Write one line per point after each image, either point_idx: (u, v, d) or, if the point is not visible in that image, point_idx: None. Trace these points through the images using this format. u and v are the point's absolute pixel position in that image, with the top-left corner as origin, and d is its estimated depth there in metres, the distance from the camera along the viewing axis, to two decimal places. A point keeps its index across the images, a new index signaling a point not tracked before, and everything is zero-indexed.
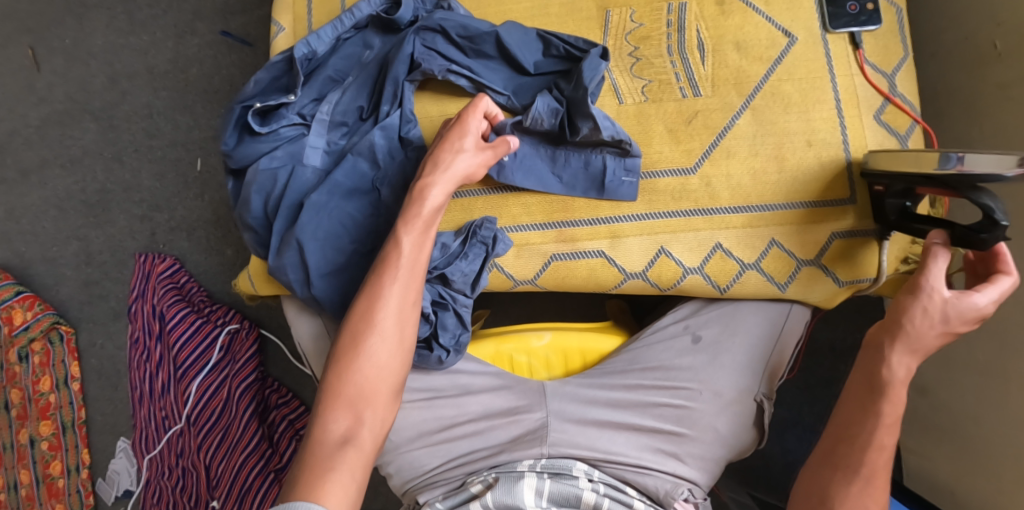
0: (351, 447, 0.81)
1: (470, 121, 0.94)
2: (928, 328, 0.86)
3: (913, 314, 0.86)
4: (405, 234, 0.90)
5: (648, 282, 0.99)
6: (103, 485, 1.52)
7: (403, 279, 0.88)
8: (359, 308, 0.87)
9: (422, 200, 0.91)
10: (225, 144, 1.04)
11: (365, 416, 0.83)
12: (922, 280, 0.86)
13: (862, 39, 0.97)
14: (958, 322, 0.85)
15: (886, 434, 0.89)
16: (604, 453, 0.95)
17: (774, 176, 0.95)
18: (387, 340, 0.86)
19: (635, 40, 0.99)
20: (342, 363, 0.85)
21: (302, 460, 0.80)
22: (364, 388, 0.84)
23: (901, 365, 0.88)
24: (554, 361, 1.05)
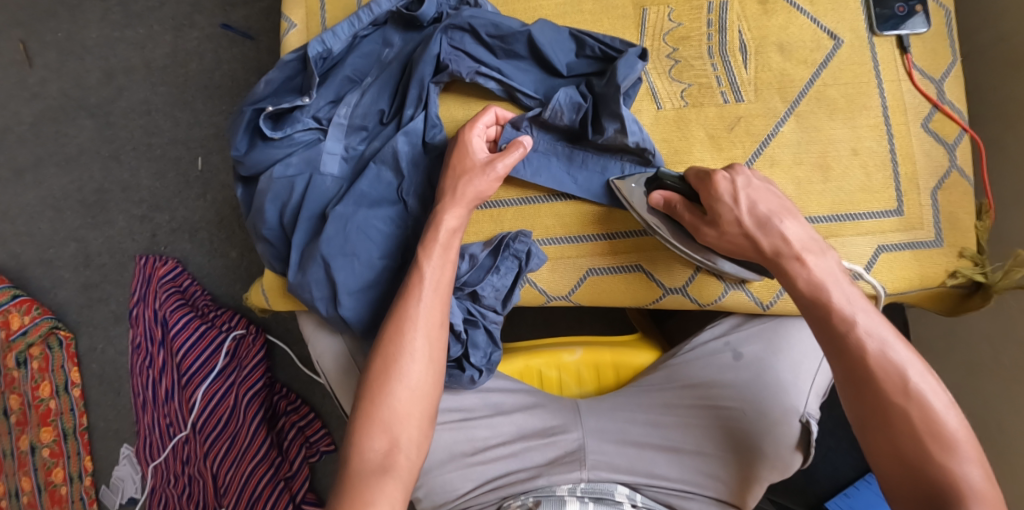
0: (389, 477, 0.77)
1: (467, 137, 0.90)
2: (767, 229, 0.83)
3: (746, 242, 0.84)
4: (426, 259, 0.85)
5: (687, 298, 0.94)
6: (106, 493, 1.46)
7: (430, 297, 0.84)
8: (388, 332, 0.83)
9: (437, 223, 0.87)
10: (236, 149, 0.98)
11: (401, 439, 0.79)
12: (721, 241, 0.86)
13: (909, 42, 0.94)
14: (724, 181, 0.84)
15: (852, 309, 0.78)
16: (645, 476, 0.90)
17: (818, 186, 0.93)
18: (421, 363, 0.82)
19: (674, 41, 0.96)
20: (373, 388, 0.81)
21: (342, 486, 0.77)
22: (399, 412, 0.80)
23: (858, 312, 0.78)
24: (585, 375, 1.02)
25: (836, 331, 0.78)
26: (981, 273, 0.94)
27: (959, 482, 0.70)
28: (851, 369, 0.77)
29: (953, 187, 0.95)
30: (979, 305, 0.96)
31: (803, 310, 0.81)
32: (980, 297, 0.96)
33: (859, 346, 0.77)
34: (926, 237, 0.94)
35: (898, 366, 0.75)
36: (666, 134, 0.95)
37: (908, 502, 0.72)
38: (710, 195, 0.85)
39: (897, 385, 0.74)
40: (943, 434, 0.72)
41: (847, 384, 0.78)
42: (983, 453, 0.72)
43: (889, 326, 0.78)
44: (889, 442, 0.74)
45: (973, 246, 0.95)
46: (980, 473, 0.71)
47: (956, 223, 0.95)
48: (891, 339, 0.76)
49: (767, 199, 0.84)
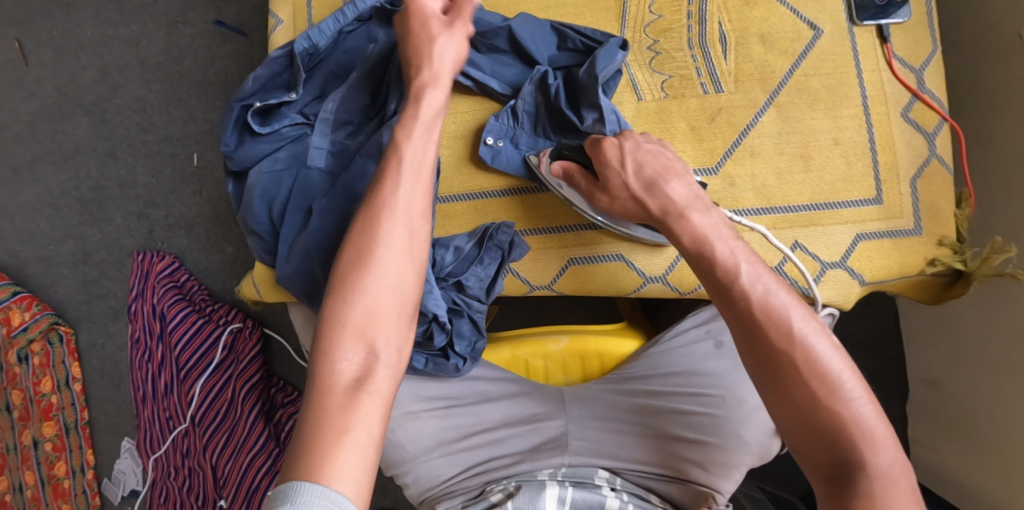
0: (366, 386, 0.72)
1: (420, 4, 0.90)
2: (653, 190, 0.81)
3: (634, 205, 0.83)
4: (406, 134, 0.84)
5: (668, 286, 0.96)
6: (109, 485, 1.49)
7: (412, 181, 0.81)
8: (363, 224, 0.79)
9: (419, 100, 0.86)
10: (224, 145, 0.98)
11: (378, 344, 0.75)
12: (614, 200, 0.85)
13: (890, 32, 0.95)
14: (613, 147, 0.84)
15: (735, 262, 0.75)
16: (624, 460, 0.93)
17: (799, 176, 0.95)
18: (399, 258, 0.78)
19: (655, 33, 0.97)
20: (343, 282, 0.76)
21: (314, 406, 0.70)
22: (377, 312, 0.76)
23: (742, 261, 0.75)
24: (570, 365, 1.03)
25: (720, 284, 0.75)
26: (960, 261, 0.95)
27: (852, 424, 0.68)
28: (740, 320, 0.73)
29: (933, 175, 0.96)
30: (960, 292, 0.98)
31: (692, 267, 0.78)
32: (960, 285, 0.98)
33: (743, 297, 0.73)
34: (906, 225, 0.95)
35: (785, 317, 0.71)
36: (647, 125, 0.96)
37: (808, 453, 0.70)
38: (602, 157, 0.84)
39: (785, 335, 0.71)
40: (832, 378, 0.70)
41: (743, 340, 0.74)
42: (872, 389, 0.70)
43: (773, 274, 0.75)
44: (785, 397, 0.71)
45: (952, 235, 0.96)
46: (871, 411, 0.69)
47: (936, 212, 0.96)
48: (774, 286, 0.73)
49: (653, 160, 0.83)
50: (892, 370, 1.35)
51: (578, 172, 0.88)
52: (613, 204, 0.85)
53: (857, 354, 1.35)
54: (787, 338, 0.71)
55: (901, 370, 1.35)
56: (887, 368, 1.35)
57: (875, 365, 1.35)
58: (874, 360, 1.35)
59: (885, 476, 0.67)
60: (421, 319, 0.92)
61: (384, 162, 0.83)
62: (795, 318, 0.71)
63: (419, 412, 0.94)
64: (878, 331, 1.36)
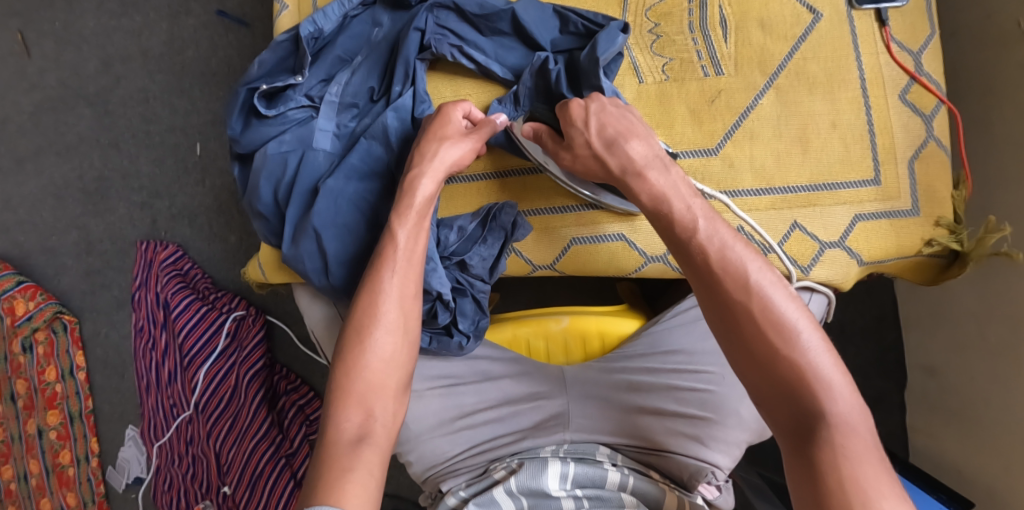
0: (366, 443, 0.77)
1: (450, 110, 0.92)
2: (614, 151, 0.84)
3: (595, 163, 0.86)
4: (401, 226, 0.87)
5: (668, 266, 0.98)
6: (113, 473, 1.50)
7: (405, 269, 0.86)
8: (361, 304, 0.84)
9: (413, 191, 0.88)
10: (231, 129, 1.01)
11: (377, 409, 0.81)
12: (571, 157, 0.88)
13: (888, 16, 0.97)
14: (579, 108, 0.87)
15: (694, 219, 0.77)
16: (625, 437, 0.95)
17: (798, 158, 0.96)
18: (395, 333, 0.84)
19: (655, 17, 0.99)
20: (348, 358, 0.82)
21: (319, 459, 0.76)
22: (375, 383, 0.82)
23: (699, 217, 0.77)
24: (571, 345, 1.05)
25: (679, 240, 0.77)
26: (957, 241, 0.97)
27: (809, 372, 0.69)
28: (700, 275, 0.75)
29: (930, 157, 0.97)
30: (957, 273, 0.99)
31: (653, 225, 0.81)
32: (957, 266, 0.99)
33: (701, 252, 0.75)
34: (903, 206, 0.97)
35: (742, 268, 0.73)
36: (648, 108, 0.98)
37: (771, 406, 0.70)
38: (565, 118, 0.87)
39: (742, 285, 0.72)
40: (789, 327, 0.70)
41: (702, 294, 0.75)
42: (829, 339, 0.71)
43: (730, 229, 0.76)
44: (744, 347, 0.72)
45: (949, 216, 0.98)
46: (829, 360, 0.69)
47: (934, 194, 0.97)
48: (731, 240, 0.75)
49: (616, 122, 0.86)
50: (891, 358, 1.36)
51: (540, 134, 0.91)
52: (567, 162, 0.88)
53: (857, 341, 1.37)
54: (745, 289, 0.72)
55: (899, 358, 1.36)
56: (886, 356, 1.36)
57: (874, 353, 1.36)
58: (873, 347, 1.36)
59: (843, 422, 0.67)
60: (425, 297, 0.95)
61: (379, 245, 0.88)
62: (753, 269, 0.73)
63: (423, 390, 0.97)
64: (876, 319, 1.37)
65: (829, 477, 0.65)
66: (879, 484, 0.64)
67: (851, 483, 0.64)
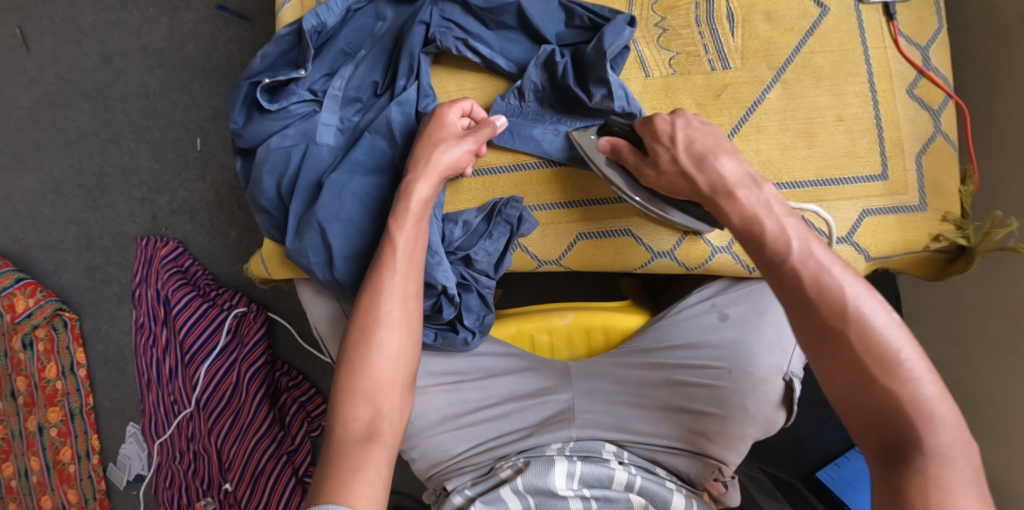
0: (374, 442, 0.79)
1: (445, 112, 0.92)
2: (702, 169, 0.83)
3: (682, 181, 0.85)
4: (399, 230, 0.87)
5: (675, 261, 0.97)
6: (115, 470, 1.50)
7: (405, 269, 0.87)
8: (363, 304, 0.86)
9: (407, 195, 0.89)
10: (234, 122, 1.00)
11: (384, 407, 0.82)
12: (656, 175, 0.87)
13: (895, 9, 0.96)
14: (665, 122, 0.86)
15: (791, 240, 0.75)
16: (632, 434, 0.96)
17: (803, 152, 0.95)
18: (398, 331, 0.85)
19: (662, 10, 0.98)
20: (354, 357, 0.83)
21: (328, 457, 0.78)
22: (381, 382, 0.83)
23: (794, 238, 0.75)
24: (575, 340, 1.04)
25: (771, 261, 0.76)
26: (963, 237, 0.96)
27: (908, 402, 0.68)
28: (793, 298, 0.74)
29: (938, 151, 0.97)
30: (962, 268, 0.99)
31: (743, 243, 0.79)
32: (963, 261, 0.99)
33: (794, 274, 0.74)
34: (910, 201, 0.96)
35: (841, 292, 0.71)
36: (654, 102, 0.97)
37: (864, 432, 0.70)
38: (648, 135, 0.86)
39: (842, 312, 0.71)
40: (891, 357, 0.69)
41: (797, 318, 0.74)
42: (933, 368, 0.70)
43: (828, 250, 0.74)
44: (840, 375, 0.71)
45: (956, 211, 0.97)
46: (933, 391, 0.68)
47: (940, 188, 0.97)
48: (828, 262, 0.73)
49: (705, 137, 0.84)
50: None
51: (620, 152, 0.89)
52: (652, 180, 0.87)
53: None
54: (846, 316, 0.71)
55: None
56: None
57: None
58: None
59: (944, 456, 0.67)
60: (430, 292, 0.94)
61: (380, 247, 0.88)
62: (858, 295, 0.71)
63: (427, 386, 0.96)
64: None
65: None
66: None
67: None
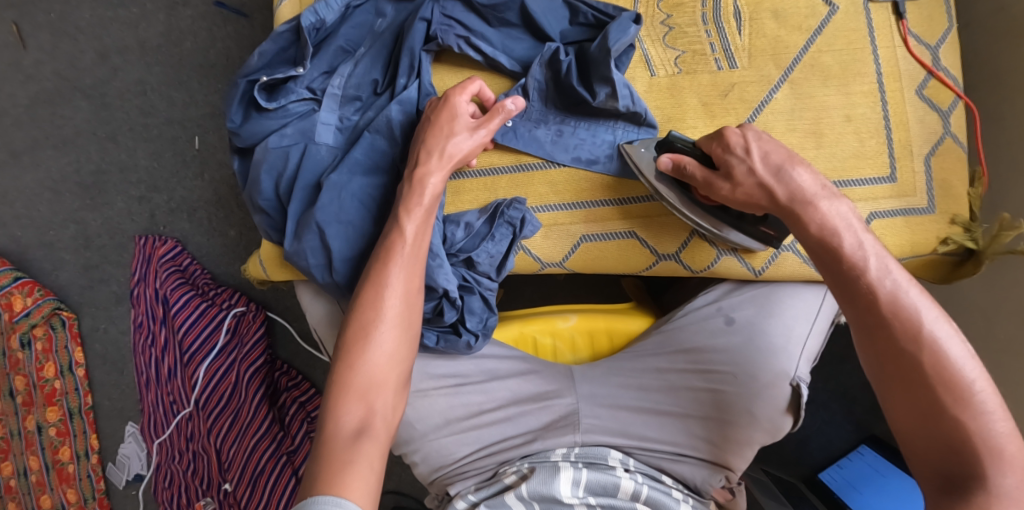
0: (366, 438, 0.78)
1: (457, 101, 0.89)
2: (780, 181, 0.81)
3: (759, 193, 0.82)
4: (408, 221, 0.86)
5: (680, 264, 0.96)
6: (113, 470, 1.48)
7: (409, 266, 0.85)
8: (365, 299, 0.84)
9: (421, 186, 0.87)
10: (231, 121, 0.98)
11: (378, 405, 0.81)
12: (728, 191, 0.84)
13: (905, 8, 0.94)
14: (736, 135, 0.84)
15: (868, 258, 0.76)
16: (638, 440, 0.94)
17: (811, 153, 0.93)
18: (396, 328, 0.84)
19: (668, 8, 0.96)
20: (352, 352, 0.82)
21: (318, 452, 0.76)
22: (377, 379, 0.82)
23: (870, 256, 0.76)
24: (579, 342, 1.03)
25: (845, 276, 0.77)
26: (971, 240, 0.94)
27: (977, 436, 0.70)
28: (867, 316, 0.75)
29: (947, 153, 0.95)
30: (970, 272, 0.95)
31: (814, 256, 0.79)
32: (971, 265, 0.96)
33: (870, 293, 0.75)
34: (919, 203, 0.95)
35: (919, 315, 0.73)
36: (660, 101, 0.95)
37: (924, 457, 0.72)
38: (723, 151, 0.84)
39: (918, 336, 0.73)
40: (964, 388, 0.71)
41: (868, 334, 0.75)
42: (1005, 406, 0.71)
43: (905, 272, 0.75)
44: (911, 397, 0.73)
45: (964, 214, 0.95)
46: (1003, 429, 0.70)
47: (949, 190, 0.95)
48: (906, 284, 0.74)
49: (777, 149, 0.82)
50: None
51: (690, 172, 0.87)
52: (723, 196, 0.85)
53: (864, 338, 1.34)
54: (920, 340, 0.72)
55: None
56: None
57: None
58: None
59: (1009, 496, 0.68)
60: (431, 295, 0.92)
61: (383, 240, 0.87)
62: (936, 322, 0.73)
63: (429, 389, 0.95)
64: None
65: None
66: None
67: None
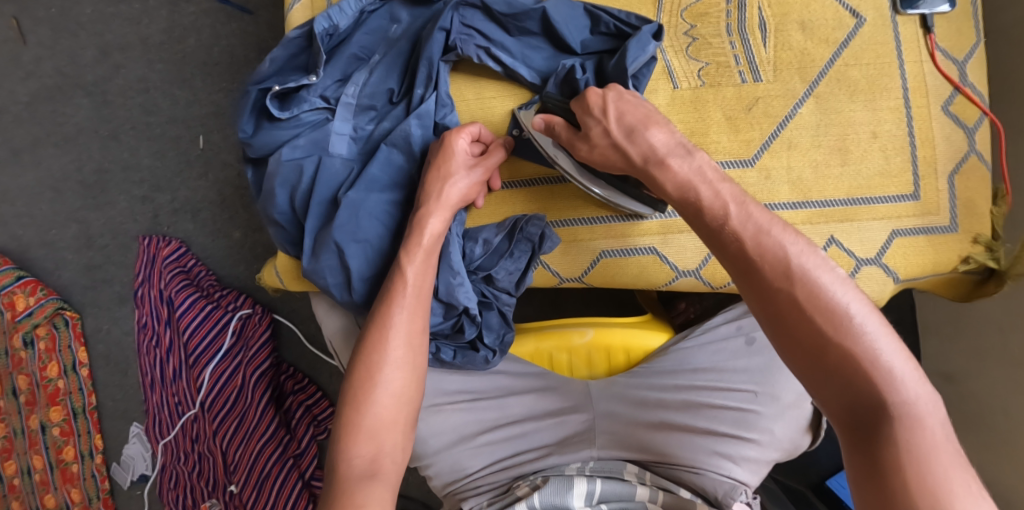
0: (376, 480, 0.77)
1: (456, 143, 0.88)
2: (636, 141, 0.81)
3: (614, 153, 0.83)
4: (409, 264, 0.86)
5: (700, 281, 0.94)
6: (117, 470, 1.46)
7: (411, 306, 0.85)
8: (370, 341, 0.83)
9: (422, 228, 0.87)
10: (243, 131, 0.97)
11: (387, 445, 0.80)
12: (587, 150, 0.85)
13: (933, 21, 0.92)
14: (596, 96, 0.84)
15: (727, 205, 0.73)
16: (655, 453, 0.91)
17: (836, 170, 0.92)
18: (402, 368, 0.83)
19: (691, 18, 0.94)
20: (359, 395, 0.81)
21: (330, 496, 0.76)
22: (385, 420, 0.80)
23: (729, 202, 0.73)
24: (596, 359, 1.01)
25: (711, 229, 0.73)
26: (993, 259, 0.93)
27: (865, 358, 0.64)
28: (734, 263, 0.71)
29: (971, 172, 0.93)
30: (993, 290, 0.95)
31: (681, 215, 0.77)
32: (994, 283, 0.95)
33: (735, 239, 0.71)
34: (942, 222, 0.93)
35: (784, 250, 0.68)
36: (682, 115, 0.93)
37: (827, 400, 0.66)
38: (582, 111, 0.85)
39: (786, 272, 0.67)
40: (841, 314, 0.65)
41: (741, 283, 0.71)
42: (888, 322, 0.66)
43: (765, 210, 0.72)
44: (792, 337, 0.67)
45: (987, 232, 0.94)
46: (890, 346, 0.64)
47: (973, 209, 0.93)
48: (766, 222, 0.70)
49: (635, 110, 0.82)
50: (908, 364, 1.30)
51: (553, 132, 0.87)
52: (582, 155, 0.85)
53: None
54: (790, 275, 0.67)
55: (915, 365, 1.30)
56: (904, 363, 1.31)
57: None
58: None
59: (911, 415, 0.62)
60: (450, 313, 0.92)
61: (388, 282, 0.86)
62: (799, 252, 0.68)
63: (443, 404, 0.94)
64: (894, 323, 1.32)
65: (895, 478, 0.60)
66: (954, 482, 0.59)
67: (922, 483, 0.59)
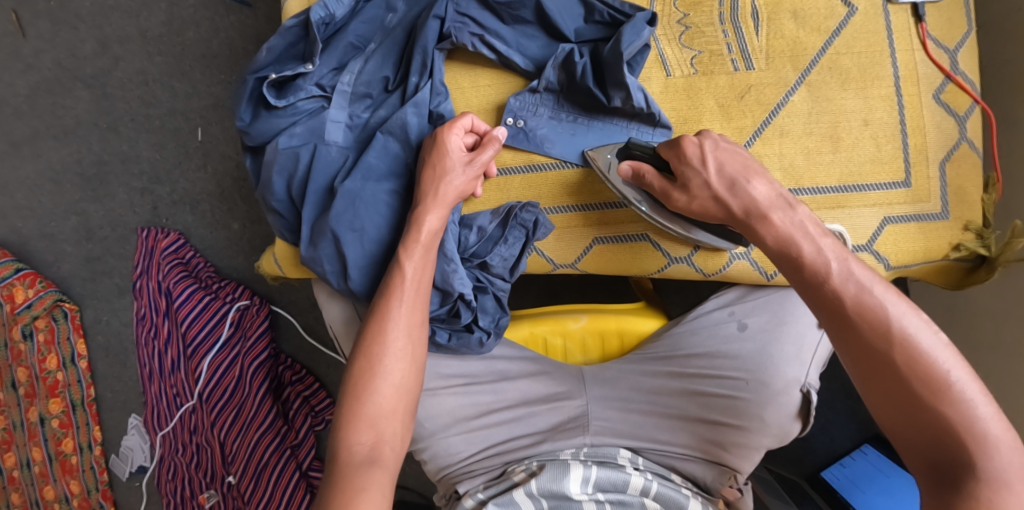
0: (376, 467, 0.78)
1: (450, 138, 0.89)
2: (738, 194, 0.82)
3: (714, 205, 0.84)
4: (408, 259, 0.86)
5: (692, 267, 0.96)
6: (116, 461, 1.47)
7: (411, 298, 0.85)
8: (370, 331, 0.84)
9: (419, 225, 0.87)
10: (241, 120, 0.97)
11: (387, 433, 0.81)
12: (684, 203, 0.85)
13: (925, 10, 0.92)
14: (692, 145, 0.84)
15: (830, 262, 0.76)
16: (648, 440, 0.94)
17: (828, 157, 0.93)
18: (401, 359, 0.83)
19: (684, 7, 0.95)
20: (359, 386, 0.82)
21: (331, 483, 0.77)
22: (384, 409, 0.81)
23: (833, 260, 0.75)
24: (589, 344, 1.02)
25: (812, 284, 0.76)
26: (984, 246, 0.93)
27: (958, 423, 0.67)
28: (834, 318, 0.74)
29: (962, 159, 0.94)
30: (983, 278, 0.95)
31: (779, 266, 0.80)
32: (984, 270, 0.95)
33: (836, 296, 0.74)
34: (932, 209, 0.93)
35: (886, 311, 0.72)
36: (676, 103, 0.94)
37: (913, 454, 0.70)
38: (679, 162, 0.85)
39: (887, 332, 0.71)
40: (937, 377, 0.69)
41: (839, 337, 0.74)
42: (987, 389, 0.69)
43: (867, 269, 0.75)
44: (886, 393, 0.71)
45: (978, 219, 0.94)
46: (986, 412, 0.67)
47: (963, 196, 0.94)
48: (868, 282, 0.73)
49: (733, 159, 0.83)
50: None
51: (646, 182, 0.88)
52: (677, 206, 0.86)
53: None
54: (889, 336, 0.71)
55: None
56: None
57: None
58: None
59: (1001, 480, 0.65)
60: (446, 300, 0.94)
61: (387, 275, 0.87)
62: (901, 315, 0.71)
63: (438, 388, 0.95)
64: None
65: None
66: None
67: None
